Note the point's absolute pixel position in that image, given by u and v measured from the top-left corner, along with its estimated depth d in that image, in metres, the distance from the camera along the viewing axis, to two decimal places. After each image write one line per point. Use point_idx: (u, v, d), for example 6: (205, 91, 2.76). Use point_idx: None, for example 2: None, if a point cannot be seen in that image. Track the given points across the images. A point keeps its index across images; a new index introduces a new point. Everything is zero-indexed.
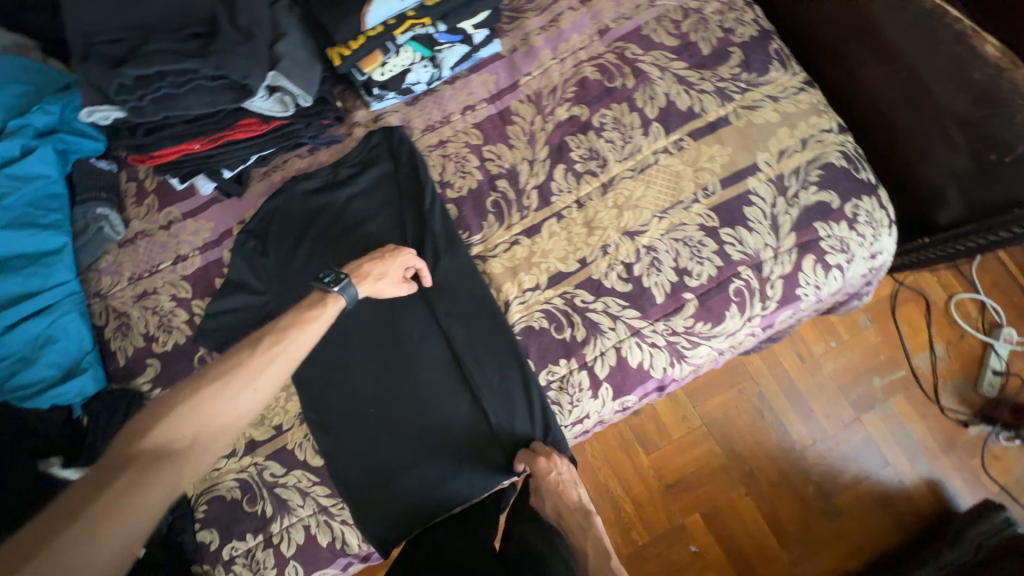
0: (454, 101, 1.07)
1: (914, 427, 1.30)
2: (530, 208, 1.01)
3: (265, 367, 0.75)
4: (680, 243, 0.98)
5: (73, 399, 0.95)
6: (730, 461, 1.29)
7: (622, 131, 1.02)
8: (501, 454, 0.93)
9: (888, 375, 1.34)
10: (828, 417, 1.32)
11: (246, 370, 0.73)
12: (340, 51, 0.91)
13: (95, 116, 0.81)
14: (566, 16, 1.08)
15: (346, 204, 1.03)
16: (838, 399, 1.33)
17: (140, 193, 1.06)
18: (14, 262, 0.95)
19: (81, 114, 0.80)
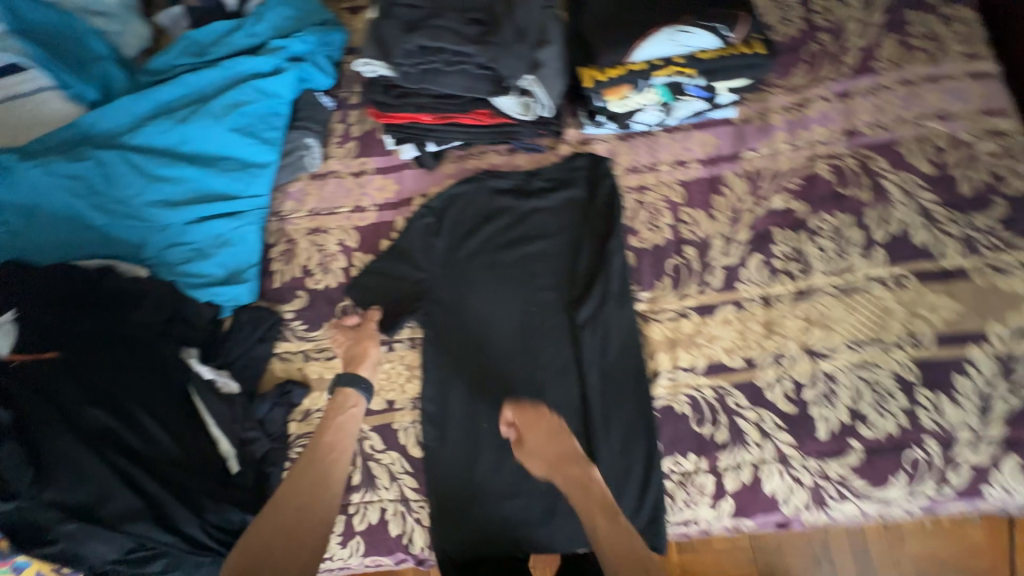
0: (667, 151, 1.03)
1: None
2: (711, 286, 0.95)
3: (348, 433, 0.86)
4: (866, 385, 0.87)
5: (226, 302, 1.00)
6: None
7: (839, 243, 0.93)
8: None
9: None
10: None
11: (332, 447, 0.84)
12: (594, 74, 0.89)
13: (366, 68, 0.84)
14: (815, 105, 1.01)
15: (526, 215, 1.02)
16: None
17: (345, 136, 1.10)
18: (227, 163, 1.01)
19: (355, 62, 0.83)
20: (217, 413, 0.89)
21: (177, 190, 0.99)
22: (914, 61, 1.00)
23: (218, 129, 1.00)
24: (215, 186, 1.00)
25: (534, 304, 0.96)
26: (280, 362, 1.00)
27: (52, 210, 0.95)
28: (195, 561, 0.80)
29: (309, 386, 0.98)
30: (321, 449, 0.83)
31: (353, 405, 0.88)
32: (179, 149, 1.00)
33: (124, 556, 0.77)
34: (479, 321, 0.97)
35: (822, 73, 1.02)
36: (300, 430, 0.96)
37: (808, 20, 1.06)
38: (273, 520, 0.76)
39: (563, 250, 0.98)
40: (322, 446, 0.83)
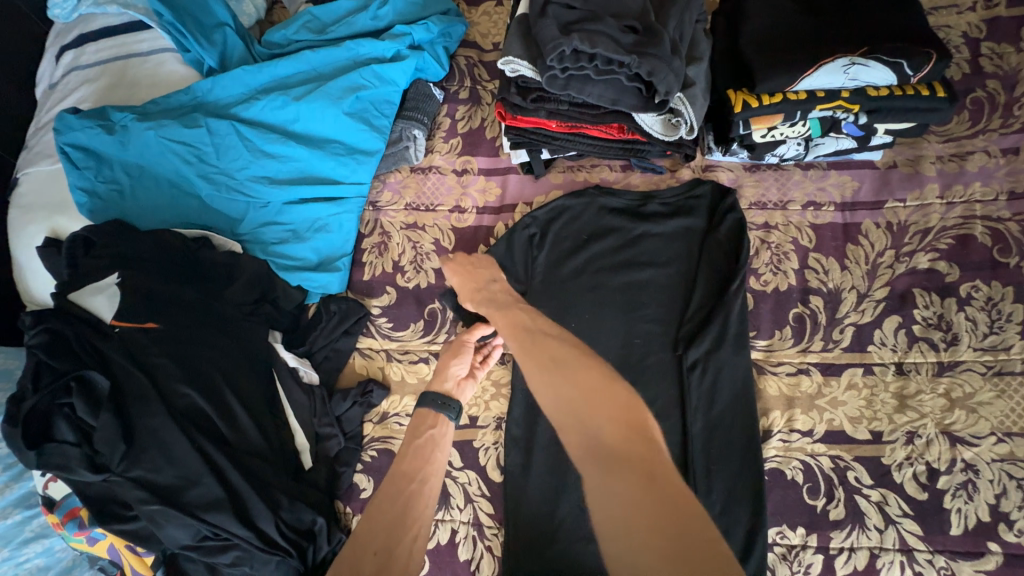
0: (800, 189, 0.94)
1: None
2: (838, 344, 0.86)
3: (434, 463, 0.79)
4: (1013, 483, 0.77)
5: (315, 289, 0.97)
6: None
7: (993, 317, 0.83)
8: None
9: None
10: None
11: (420, 476, 0.77)
12: (746, 98, 0.80)
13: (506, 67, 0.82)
14: (975, 158, 0.90)
15: (638, 238, 0.94)
16: None
17: (451, 131, 1.06)
18: (334, 147, 0.98)
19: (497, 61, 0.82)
20: (296, 402, 0.88)
21: (282, 169, 0.96)
22: None
23: (332, 112, 0.96)
24: (320, 169, 0.97)
25: (638, 337, 0.89)
26: (361, 358, 0.96)
27: (160, 174, 0.93)
28: (264, 559, 0.76)
29: (389, 388, 0.93)
30: (402, 476, 0.77)
31: (433, 430, 0.83)
32: (289, 127, 0.97)
33: (197, 543, 0.74)
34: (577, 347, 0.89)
35: (986, 124, 0.92)
36: (376, 433, 0.91)
37: (976, 64, 0.95)
38: (356, 556, 0.68)
39: (676, 283, 0.91)
40: (404, 471, 0.77)
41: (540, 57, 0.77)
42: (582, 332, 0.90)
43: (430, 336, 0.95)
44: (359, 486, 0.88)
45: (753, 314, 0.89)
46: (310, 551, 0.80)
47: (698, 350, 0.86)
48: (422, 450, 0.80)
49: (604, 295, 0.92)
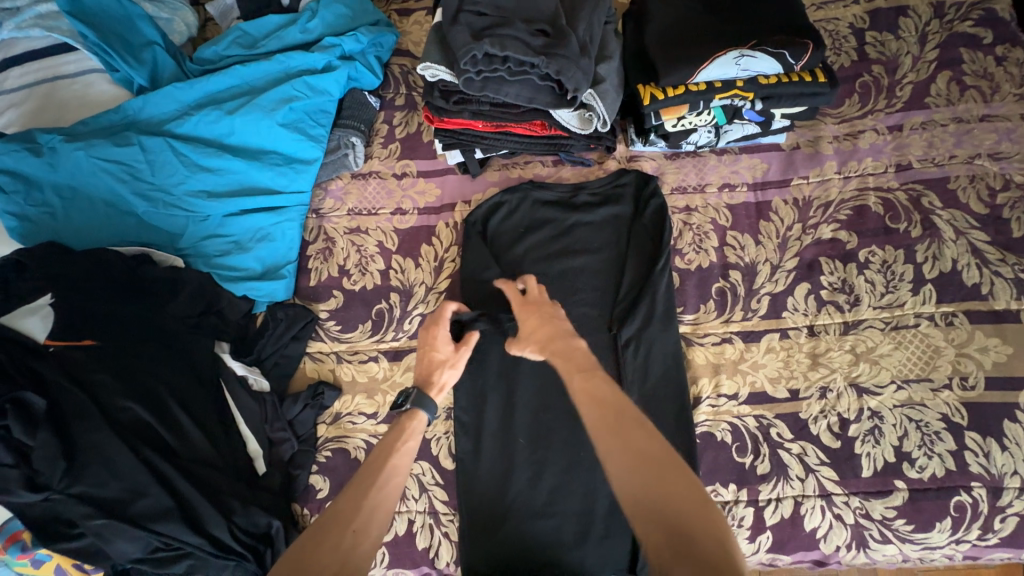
0: (715, 173, 1.02)
1: None
2: (756, 313, 0.93)
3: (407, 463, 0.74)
4: (913, 425, 0.86)
5: (261, 298, 0.98)
6: None
7: (888, 277, 0.92)
8: (629, 550, 0.84)
9: None
10: None
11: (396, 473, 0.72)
12: (653, 92, 0.88)
13: (427, 72, 0.86)
14: (866, 136, 1.00)
15: (570, 228, 1.00)
16: None
17: (389, 137, 1.09)
18: (272, 158, 1.00)
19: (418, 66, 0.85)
20: (246, 409, 0.89)
21: (220, 182, 0.97)
22: (968, 100, 0.99)
23: (267, 123, 0.98)
24: (258, 180, 0.99)
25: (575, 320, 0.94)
26: (312, 362, 0.98)
27: (93, 194, 0.93)
28: (221, 564, 0.78)
29: (341, 389, 0.96)
30: (388, 469, 0.72)
31: (419, 424, 0.78)
32: (225, 140, 0.99)
33: (148, 555, 0.75)
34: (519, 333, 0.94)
35: (873, 106, 1.01)
36: (329, 434, 0.94)
37: (861, 52, 1.04)
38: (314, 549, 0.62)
39: (607, 267, 0.97)
40: (393, 464, 0.73)
41: (456, 62, 0.82)
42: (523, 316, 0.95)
43: (378, 335, 0.98)
44: (316, 487, 0.91)
45: (679, 291, 0.96)
46: (267, 555, 0.82)
47: (629, 328, 0.92)
48: (411, 446, 0.76)
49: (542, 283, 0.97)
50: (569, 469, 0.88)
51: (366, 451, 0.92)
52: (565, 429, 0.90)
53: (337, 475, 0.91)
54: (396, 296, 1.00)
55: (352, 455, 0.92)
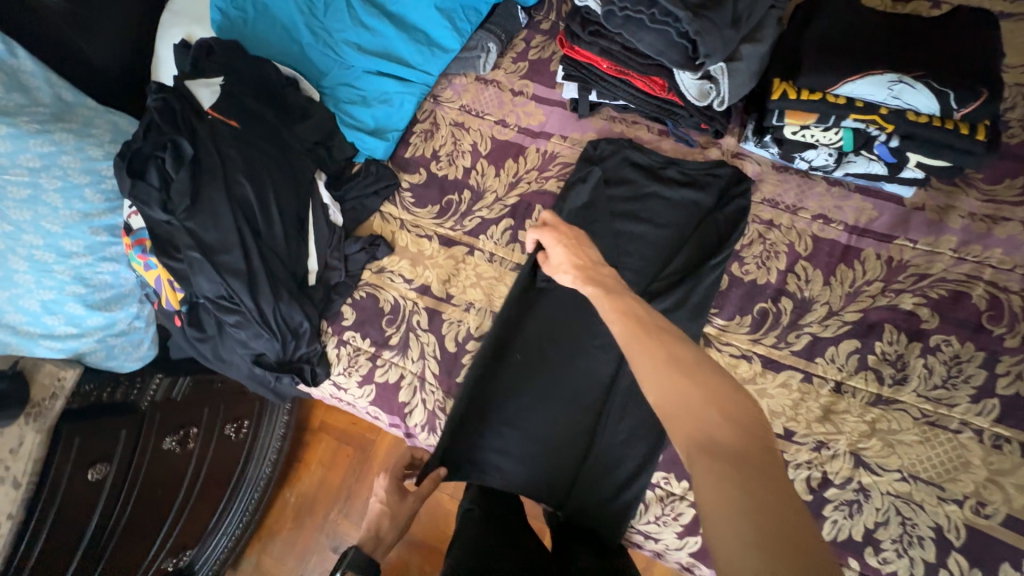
0: (817, 200, 0.96)
1: None
2: (789, 346, 0.91)
3: None
4: (898, 519, 0.81)
5: (364, 150, 1.13)
6: None
7: (951, 373, 0.84)
8: (568, 486, 0.92)
9: None
10: None
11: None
12: (786, 89, 0.84)
13: None
14: (1008, 225, 0.88)
15: (646, 195, 1.01)
16: None
17: (521, 55, 1.16)
18: (418, 36, 1.12)
19: None
20: (319, 231, 1.05)
21: (371, 42, 1.11)
22: None
23: (426, 3, 1.09)
24: (400, 50, 1.11)
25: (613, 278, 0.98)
26: (380, 220, 1.12)
27: (278, 16, 1.12)
28: (258, 331, 0.96)
29: (393, 249, 1.09)
30: None
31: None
32: (388, 7, 1.12)
33: (215, 298, 0.95)
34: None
35: None
36: (370, 279, 1.09)
37: None
38: None
39: (663, 244, 0.99)
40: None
41: None
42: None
43: (441, 220, 1.09)
44: (344, 314, 1.07)
45: (722, 295, 0.95)
46: (290, 345, 1.01)
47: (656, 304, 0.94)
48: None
49: (597, 234, 1.00)
50: (548, 397, 0.95)
51: (392, 306, 1.06)
52: (559, 362, 0.97)
53: (364, 313, 1.07)
54: (468, 194, 1.10)
55: (379, 304, 1.06)
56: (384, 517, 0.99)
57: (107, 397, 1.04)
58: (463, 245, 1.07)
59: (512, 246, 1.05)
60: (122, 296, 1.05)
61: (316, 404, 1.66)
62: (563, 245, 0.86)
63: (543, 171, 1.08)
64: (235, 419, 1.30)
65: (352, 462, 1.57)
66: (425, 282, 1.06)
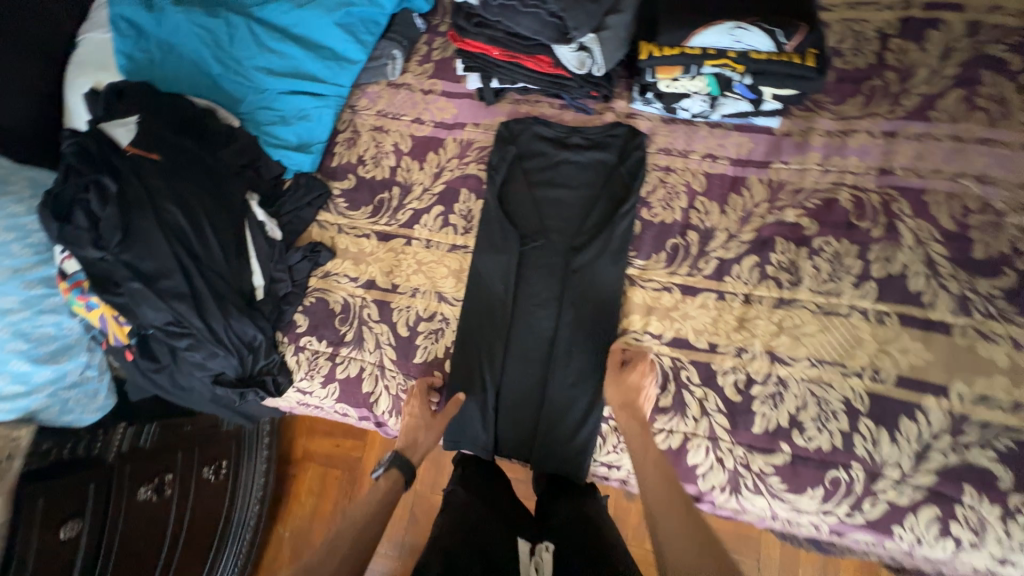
0: (703, 143, 1.09)
1: None
2: (701, 272, 1.02)
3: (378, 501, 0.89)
4: (814, 400, 0.92)
5: (291, 166, 1.18)
6: None
7: (835, 268, 0.97)
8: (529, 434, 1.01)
9: None
10: None
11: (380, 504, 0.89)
12: (651, 49, 1.00)
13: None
14: (857, 136, 1.03)
15: (558, 163, 1.12)
16: None
17: (426, 57, 1.25)
18: (324, 52, 1.19)
19: None
20: (259, 247, 1.08)
21: (280, 64, 1.17)
22: (973, 121, 1.00)
23: (325, 20, 1.17)
24: (310, 68, 1.18)
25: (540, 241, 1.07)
26: (318, 228, 1.17)
27: (185, 53, 1.16)
28: (213, 349, 1.00)
29: (335, 253, 1.14)
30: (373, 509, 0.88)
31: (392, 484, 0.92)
32: (291, 30, 1.18)
33: (163, 326, 0.98)
34: (488, 241, 1.08)
35: (875, 109, 1.04)
36: (316, 285, 1.14)
37: (880, 57, 1.07)
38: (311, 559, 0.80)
39: (580, 204, 1.09)
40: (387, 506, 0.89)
41: None
42: (497, 225, 1.08)
43: (376, 218, 1.16)
44: (297, 322, 1.11)
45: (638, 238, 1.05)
46: (248, 360, 1.04)
47: (581, 256, 1.04)
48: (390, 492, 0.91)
49: (519, 205, 1.10)
50: (501, 358, 1.03)
51: (342, 306, 1.11)
52: (504, 326, 1.04)
53: (316, 317, 1.11)
54: (397, 190, 1.17)
55: (329, 306, 1.11)
56: (418, 430, 0.98)
57: (67, 454, 1.03)
58: (401, 237, 1.13)
59: (445, 230, 1.12)
60: (69, 347, 1.06)
61: (296, 433, 1.67)
62: (615, 379, 0.94)
63: (463, 157, 1.16)
64: (212, 462, 1.32)
65: (342, 482, 1.59)
66: (370, 277, 1.12)
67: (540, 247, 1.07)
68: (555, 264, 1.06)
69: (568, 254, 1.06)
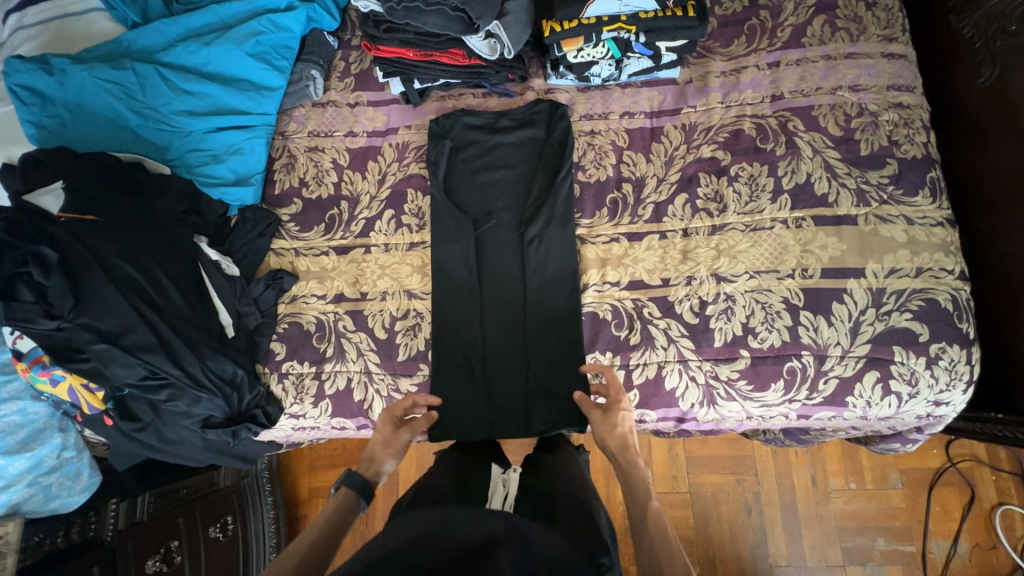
0: (619, 103, 1.18)
1: (807, 528, 1.52)
2: (641, 218, 1.11)
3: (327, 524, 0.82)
4: (759, 306, 1.03)
5: (234, 202, 1.19)
6: (696, 514, 1.54)
7: (753, 189, 1.09)
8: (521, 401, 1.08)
9: (820, 504, 1.53)
10: (784, 533, 1.52)
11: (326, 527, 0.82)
12: (552, 26, 1.08)
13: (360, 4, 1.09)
14: (748, 72, 1.16)
15: (492, 147, 1.18)
16: (791, 517, 1.53)
17: (345, 72, 1.28)
18: (242, 84, 1.19)
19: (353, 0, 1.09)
20: (219, 286, 1.09)
21: (200, 104, 1.17)
22: (838, 40, 1.14)
23: (237, 53, 1.17)
24: (232, 102, 1.18)
25: (492, 223, 1.13)
26: (275, 256, 1.18)
27: (98, 110, 1.13)
28: (195, 394, 1.00)
29: (297, 276, 1.16)
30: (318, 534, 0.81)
31: (343, 508, 0.86)
32: (205, 69, 1.18)
33: (139, 382, 0.97)
34: (443, 233, 1.13)
35: (758, 45, 1.17)
36: (286, 310, 1.15)
37: None
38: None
39: (520, 180, 1.16)
40: (339, 529, 0.83)
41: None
42: (450, 216, 1.13)
43: (330, 234, 1.18)
44: (275, 351, 1.12)
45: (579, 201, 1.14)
46: (234, 397, 1.05)
47: (532, 228, 1.11)
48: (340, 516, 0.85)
49: (464, 194, 1.16)
50: (481, 339, 1.10)
51: (316, 324, 1.13)
52: (475, 307, 1.10)
53: (292, 341, 1.13)
54: (345, 204, 1.20)
55: (304, 327, 1.13)
56: (376, 447, 0.95)
57: (63, 541, 1.04)
58: (359, 247, 1.16)
59: (400, 231, 1.16)
60: (39, 432, 1.05)
61: (298, 474, 1.64)
62: (606, 421, 0.94)
63: (402, 160, 1.21)
64: (216, 520, 1.34)
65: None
66: (337, 292, 1.14)
67: (493, 228, 1.13)
68: (510, 240, 1.13)
69: (520, 228, 1.13)
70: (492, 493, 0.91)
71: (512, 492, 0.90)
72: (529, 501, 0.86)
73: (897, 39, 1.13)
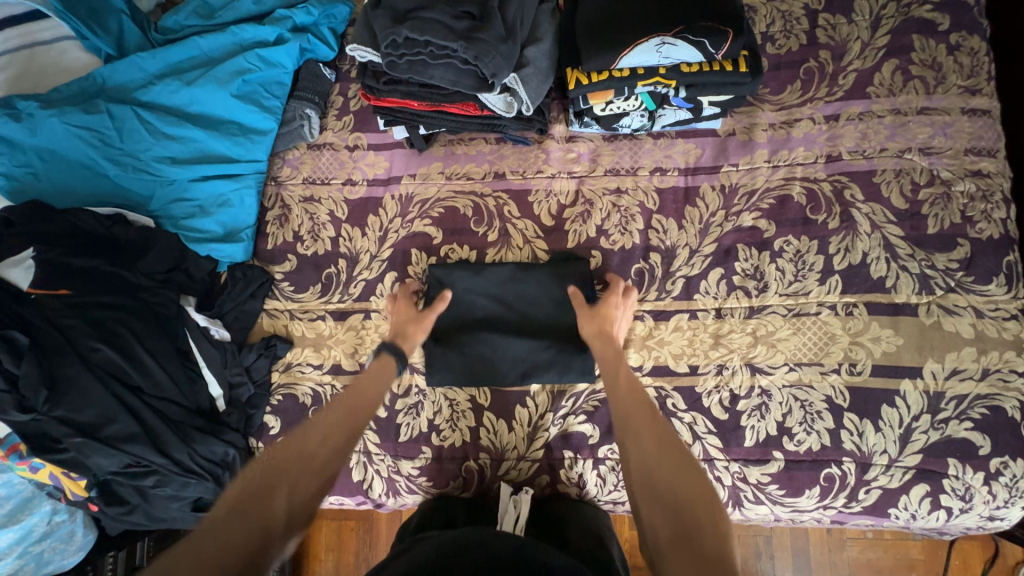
0: (649, 156, 1.05)
1: None
2: (670, 294, 1.00)
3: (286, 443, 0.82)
4: (798, 404, 0.93)
5: (223, 258, 1.08)
6: None
7: (799, 267, 0.97)
8: (532, 480, 1.01)
9: (837, 556, 1.36)
10: None
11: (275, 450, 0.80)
12: (579, 78, 0.95)
13: (356, 54, 0.97)
14: (801, 125, 1.01)
15: (502, 229, 1.05)
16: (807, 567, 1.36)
17: (344, 109, 1.15)
18: (229, 128, 1.08)
19: (348, 49, 0.97)
20: (207, 356, 1.01)
21: (183, 150, 1.06)
22: (910, 91, 0.98)
23: (221, 94, 1.06)
24: (218, 149, 1.07)
25: (519, 329, 1.00)
26: (268, 318, 1.10)
27: (71, 157, 1.03)
28: (183, 480, 0.93)
29: (292, 342, 1.07)
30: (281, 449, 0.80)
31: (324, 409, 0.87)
32: (187, 109, 1.07)
33: (122, 469, 0.90)
34: (457, 342, 1.00)
35: (814, 93, 1.02)
36: (281, 380, 1.07)
37: (811, 35, 1.04)
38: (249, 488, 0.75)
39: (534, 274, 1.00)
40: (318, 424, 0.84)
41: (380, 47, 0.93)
42: (462, 349, 0.99)
43: (327, 296, 1.08)
44: (269, 425, 1.04)
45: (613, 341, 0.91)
46: (225, 478, 0.98)
47: (561, 339, 0.98)
48: (381, 388, 0.91)
49: (474, 297, 1.01)
50: (491, 424, 1.01)
51: (312, 397, 1.05)
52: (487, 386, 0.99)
53: (287, 415, 1.04)
54: (343, 262, 1.09)
55: (299, 400, 1.05)
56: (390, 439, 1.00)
57: None
58: (358, 312, 1.07)
59: None
60: (28, 501, 0.95)
61: None
62: (600, 309, 0.94)
63: (405, 215, 1.09)
64: None
65: (358, 533, 1.49)
66: (335, 361, 1.06)
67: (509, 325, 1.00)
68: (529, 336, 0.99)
69: (556, 338, 0.99)
70: (504, 515, 0.94)
71: (523, 514, 0.93)
72: (536, 525, 0.96)
73: (982, 92, 0.97)
